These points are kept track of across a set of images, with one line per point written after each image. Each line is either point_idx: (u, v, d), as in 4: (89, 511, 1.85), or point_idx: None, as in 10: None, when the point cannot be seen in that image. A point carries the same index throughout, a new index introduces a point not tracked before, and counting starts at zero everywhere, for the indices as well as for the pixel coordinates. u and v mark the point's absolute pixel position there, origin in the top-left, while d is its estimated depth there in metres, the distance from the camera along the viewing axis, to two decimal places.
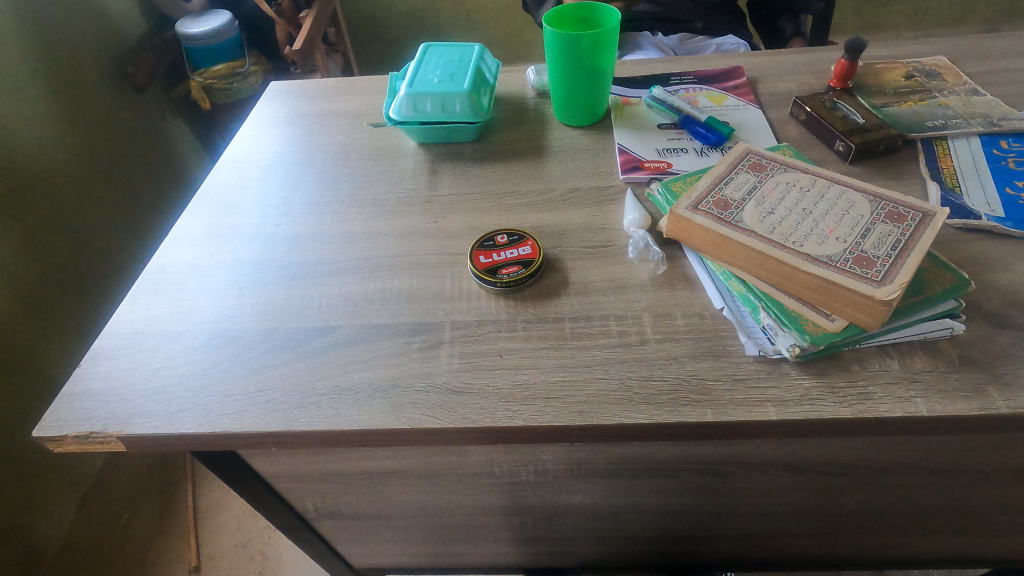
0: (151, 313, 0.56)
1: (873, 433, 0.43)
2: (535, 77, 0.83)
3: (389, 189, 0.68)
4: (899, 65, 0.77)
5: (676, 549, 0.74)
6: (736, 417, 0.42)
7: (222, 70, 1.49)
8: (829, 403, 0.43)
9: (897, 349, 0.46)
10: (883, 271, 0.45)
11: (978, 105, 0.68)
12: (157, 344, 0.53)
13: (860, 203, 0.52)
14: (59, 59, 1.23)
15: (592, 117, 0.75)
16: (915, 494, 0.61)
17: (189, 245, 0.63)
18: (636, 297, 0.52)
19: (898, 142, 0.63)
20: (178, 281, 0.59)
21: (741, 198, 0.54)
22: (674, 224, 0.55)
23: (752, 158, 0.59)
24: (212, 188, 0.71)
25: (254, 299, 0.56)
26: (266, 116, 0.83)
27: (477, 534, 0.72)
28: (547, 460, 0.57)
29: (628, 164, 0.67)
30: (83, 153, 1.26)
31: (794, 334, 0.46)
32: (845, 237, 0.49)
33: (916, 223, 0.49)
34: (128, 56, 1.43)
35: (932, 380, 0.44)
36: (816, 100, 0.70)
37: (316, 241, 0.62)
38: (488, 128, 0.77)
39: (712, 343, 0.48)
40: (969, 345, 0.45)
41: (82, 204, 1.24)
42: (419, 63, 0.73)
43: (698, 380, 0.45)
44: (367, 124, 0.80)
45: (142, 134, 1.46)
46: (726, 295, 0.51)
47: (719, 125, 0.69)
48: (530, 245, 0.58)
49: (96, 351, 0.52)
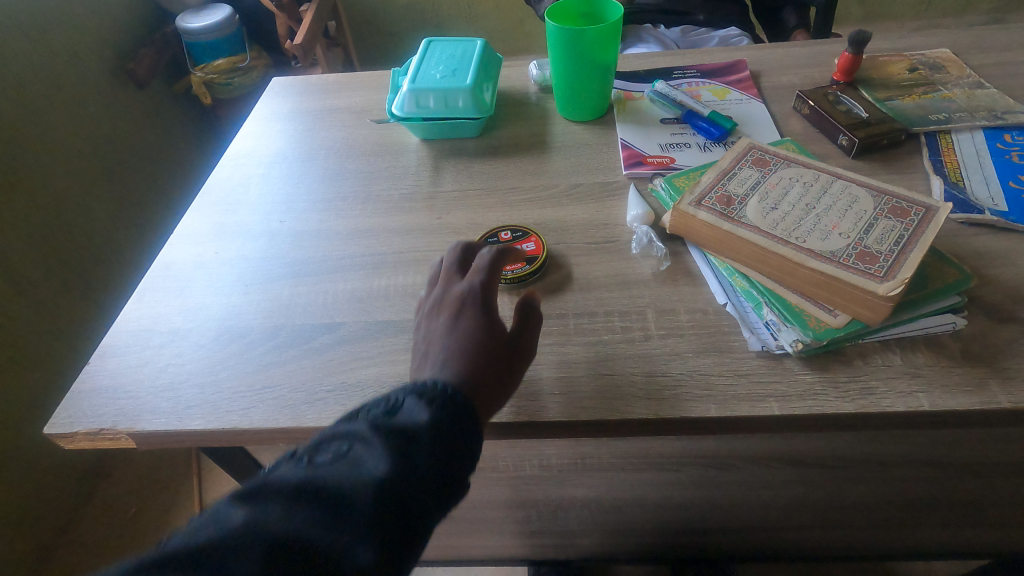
0: (158, 310, 0.56)
1: (875, 426, 0.44)
2: (536, 72, 0.83)
3: (392, 186, 0.69)
4: (903, 57, 0.77)
5: (679, 541, 0.75)
6: (739, 412, 0.43)
7: (222, 65, 1.49)
8: (831, 398, 0.43)
9: (900, 344, 0.46)
10: (885, 266, 0.45)
11: (982, 98, 0.68)
12: (165, 342, 0.53)
13: (863, 198, 0.52)
14: (61, 56, 1.23)
15: (595, 112, 0.75)
16: (917, 486, 0.61)
17: (195, 242, 0.64)
18: (638, 292, 0.53)
19: (902, 137, 0.63)
20: (184, 278, 0.59)
21: (744, 193, 0.54)
22: (676, 220, 0.55)
23: (756, 153, 0.59)
24: (216, 186, 0.71)
25: (260, 296, 0.57)
26: (269, 112, 0.83)
27: (481, 527, 0.72)
28: (551, 454, 0.58)
29: (631, 159, 0.67)
30: (85, 149, 1.26)
31: (797, 329, 0.46)
32: (848, 232, 0.49)
33: (919, 218, 0.49)
34: (128, 51, 1.43)
35: (934, 375, 0.44)
36: (819, 94, 0.69)
37: (320, 238, 0.62)
38: (491, 124, 0.77)
39: (714, 338, 0.48)
40: (971, 340, 0.46)
41: (85, 200, 1.24)
42: (421, 59, 0.73)
43: (701, 375, 0.45)
44: (369, 120, 0.80)
45: (142, 129, 1.46)
46: (729, 291, 0.51)
47: (721, 120, 0.69)
48: (534, 241, 0.58)
49: (104, 348, 0.53)
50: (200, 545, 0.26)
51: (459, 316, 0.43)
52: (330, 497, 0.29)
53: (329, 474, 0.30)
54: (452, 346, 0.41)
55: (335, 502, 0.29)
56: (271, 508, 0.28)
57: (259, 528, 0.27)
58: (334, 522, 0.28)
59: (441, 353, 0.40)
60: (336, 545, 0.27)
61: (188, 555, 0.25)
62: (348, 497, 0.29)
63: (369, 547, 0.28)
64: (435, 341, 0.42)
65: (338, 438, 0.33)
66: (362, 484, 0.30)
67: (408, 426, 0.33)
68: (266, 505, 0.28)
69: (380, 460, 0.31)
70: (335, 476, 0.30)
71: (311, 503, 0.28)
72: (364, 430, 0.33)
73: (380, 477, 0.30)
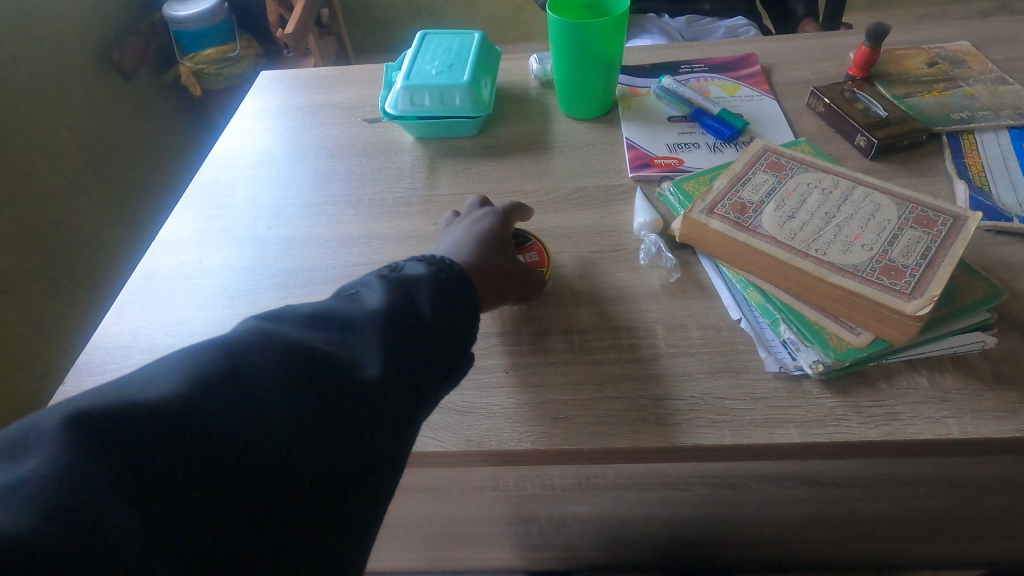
0: (139, 324, 0.53)
1: (900, 454, 0.41)
2: (537, 66, 0.79)
3: (386, 188, 0.65)
4: (921, 51, 0.73)
5: (685, 554, 0.73)
6: (756, 440, 0.40)
7: (212, 54, 1.45)
8: (854, 424, 0.40)
9: (926, 364, 0.43)
10: (912, 282, 0.43)
11: (1005, 95, 0.65)
12: (146, 359, 0.50)
13: (886, 206, 0.49)
14: (43, 45, 1.18)
15: (600, 109, 0.71)
16: (932, 502, 0.60)
17: (179, 249, 0.60)
18: (647, 306, 0.50)
19: (923, 137, 0.60)
20: (166, 289, 0.56)
21: (759, 200, 0.51)
22: (687, 229, 0.52)
23: (770, 156, 0.55)
24: (200, 188, 0.67)
25: (246, 308, 0.53)
26: (257, 108, 0.80)
27: (481, 542, 0.70)
28: (554, 475, 0.58)
29: (637, 161, 0.64)
30: (70, 143, 1.22)
31: (817, 349, 0.43)
32: (871, 244, 0.46)
33: (947, 229, 0.46)
34: (112, 41, 1.38)
35: (964, 400, 0.41)
36: (835, 91, 0.66)
37: (310, 245, 0.59)
38: (489, 121, 0.73)
39: (728, 358, 0.45)
40: (1002, 360, 0.43)
41: (71, 195, 1.20)
42: (416, 54, 0.70)
43: (714, 399, 0.43)
44: (362, 118, 0.76)
45: (129, 121, 1.41)
46: (743, 306, 0.48)
47: (732, 118, 0.65)
48: (537, 250, 0.54)
49: (80, 366, 0.50)
50: (240, 344, 0.30)
51: (480, 220, 0.52)
52: (341, 325, 0.34)
53: (343, 310, 0.35)
54: (468, 235, 0.50)
55: (346, 328, 0.34)
56: (292, 327, 0.33)
57: (281, 338, 0.32)
58: (346, 343, 0.33)
59: (456, 239, 0.50)
60: (345, 359, 0.32)
61: (230, 349, 0.30)
62: (358, 322, 0.34)
63: (375, 362, 0.33)
64: (456, 233, 0.51)
65: (349, 290, 0.39)
66: (371, 311, 0.35)
67: (411, 274, 0.39)
68: (286, 324, 0.33)
69: (387, 301, 0.36)
70: (344, 308, 0.35)
71: (328, 326, 0.34)
72: (372, 279, 0.39)
73: (386, 314, 0.35)
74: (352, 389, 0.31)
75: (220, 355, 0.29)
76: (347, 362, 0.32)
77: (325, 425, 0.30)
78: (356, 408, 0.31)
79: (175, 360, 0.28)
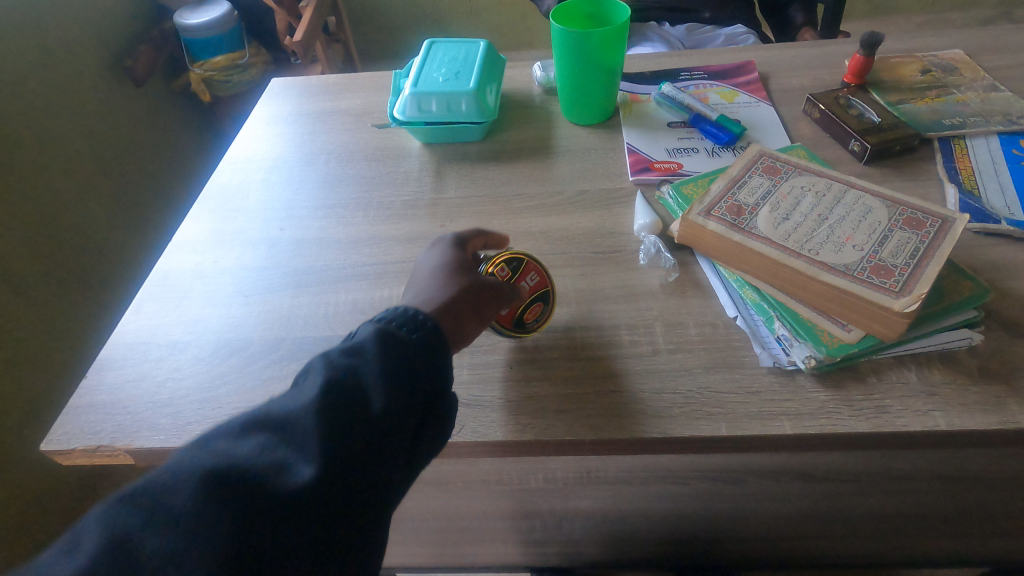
0: (157, 322, 0.55)
1: (890, 446, 0.43)
2: (541, 73, 0.81)
3: (395, 192, 0.67)
4: (915, 58, 0.75)
5: None
6: (750, 431, 0.42)
7: (222, 62, 1.47)
8: (845, 417, 0.42)
9: (915, 360, 0.45)
10: (901, 280, 0.44)
11: (996, 101, 0.66)
12: (164, 355, 0.52)
13: (878, 208, 0.51)
14: (57, 53, 1.21)
15: (601, 115, 0.73)
16: None
17: (194, 250, 0.62)
18: (646, 305, 0.52)
19: (915, 142, 0.62)
20: (182, 289, 0.58)
21: (755, 203, 0.53)
22: (685, 230, 0.54)
23: (766, 160, 0.57)
24: (214, 191, 0.70)
25: (260, 307, 0.56)
26: (269, 114, 0.82)
27: (485, 538, 0.72)
28: None
29: (638, 165, 0.66)
30: (83, 147, 1.25)
31: (810, 345, 0.45)
32: (862, 245, 0.48)
33: (935, 230, 0.48)
34: (125, 48, 1.41)
35: (951, 394, 0.43)
36: (830, 97, 0.68)
37: (321, 246, 0.61)
38: (494, 127, 0.76)
39: (725, 353, 0.47)
40: (988, 356, 0.44)
41: (84, 199, 1.23)
42: (424, 62, 0.72)
43: (711, 393, 0.44)
44: (371, 123, 0.78)
45: (140, 127, 1.44)
46: (740, 304, 0.50)
47: (730, 124, 0.67)
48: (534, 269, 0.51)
49: (101, 361, 0.52)
50: (155, 486, 0.29)
51: (434, 254, 0.50)
52: (276, 425, 0.33)
53: (278, 408, 0.34)
54: (423, 273, 0.48)
55: (279, 429, 0.32)
56: (223, 440, 0.32)
57: (206, 460, 0.31)
58: (277, 449, 0.32)
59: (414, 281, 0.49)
60: (275, 467, 0.31)
61: (149, 494, 0.29)
62: (291, 420, 0.33)
63: (307, 466, 0.31)
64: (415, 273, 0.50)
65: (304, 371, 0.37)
66: (305, 405, 0.33)
67: (359, 347, 0.37)
68: (217, 439, 0.32)
69: (320, 390, 0.34)
70: (281, 405, 0.34)
71: (262, 430, 0.32)
72: (321, 358, 0.37)
73: (318, 408, 0.33)
74: (280, 502, 0.30)
75: (141, 506, 0.29)
76: (271, 470, 0.30)
77: (258, 555, 0.29)
78: (291, 524, 0.30)
79: (96, 524, 0.29)
